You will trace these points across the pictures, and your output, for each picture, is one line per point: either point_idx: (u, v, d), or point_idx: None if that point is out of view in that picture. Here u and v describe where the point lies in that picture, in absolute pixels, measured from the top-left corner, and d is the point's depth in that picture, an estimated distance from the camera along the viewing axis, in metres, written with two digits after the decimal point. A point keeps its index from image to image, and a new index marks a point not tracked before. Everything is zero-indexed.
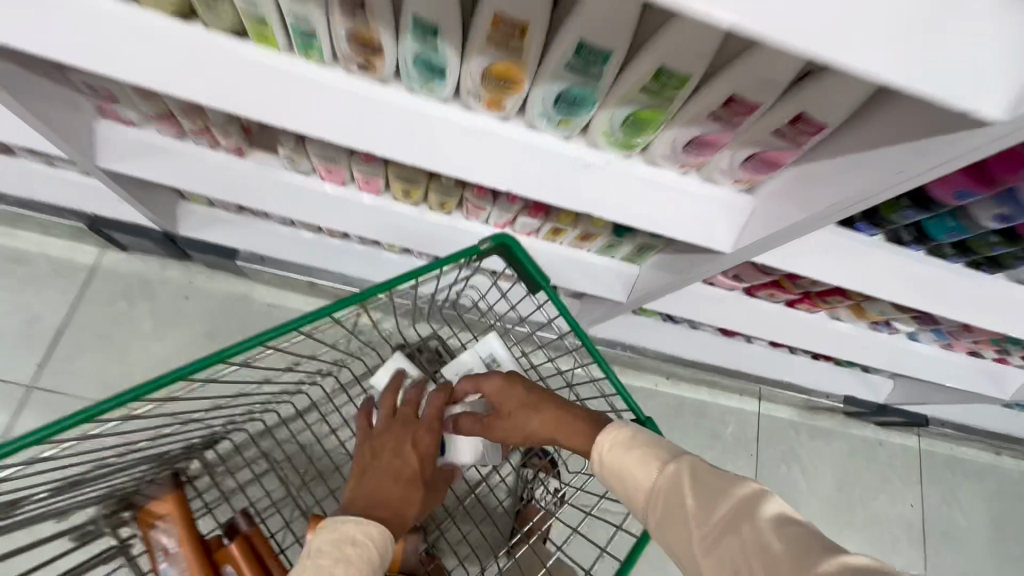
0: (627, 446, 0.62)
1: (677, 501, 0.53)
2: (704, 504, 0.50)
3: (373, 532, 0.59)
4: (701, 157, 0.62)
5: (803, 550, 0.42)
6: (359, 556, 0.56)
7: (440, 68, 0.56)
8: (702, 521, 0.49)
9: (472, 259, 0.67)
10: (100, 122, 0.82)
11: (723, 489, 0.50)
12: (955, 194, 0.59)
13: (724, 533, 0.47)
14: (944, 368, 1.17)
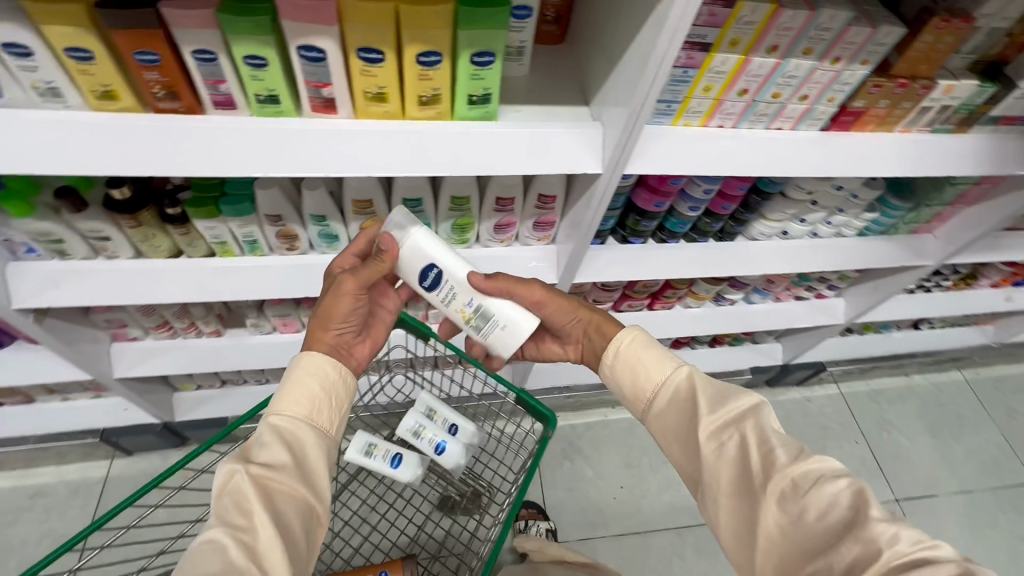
0: (651, 352, 0.78)
1: (689, 394, 0.71)
2: (709, 399, 0.69)
3: (307, 366, 0.71)
4: (509, 233, 1.01)
5: (780, 442, 0.61)
6: (297, 390, 0.69)
7: (334, 234, 0.93)
8: (708, 411, 0.67)
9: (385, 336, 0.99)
10: (112, 344, 1.14)
11: (727, 393, 0.69)
12: (656, 204, 1.00)
13: (717, 423, 0.66)
14: (784, 315, 1.53)
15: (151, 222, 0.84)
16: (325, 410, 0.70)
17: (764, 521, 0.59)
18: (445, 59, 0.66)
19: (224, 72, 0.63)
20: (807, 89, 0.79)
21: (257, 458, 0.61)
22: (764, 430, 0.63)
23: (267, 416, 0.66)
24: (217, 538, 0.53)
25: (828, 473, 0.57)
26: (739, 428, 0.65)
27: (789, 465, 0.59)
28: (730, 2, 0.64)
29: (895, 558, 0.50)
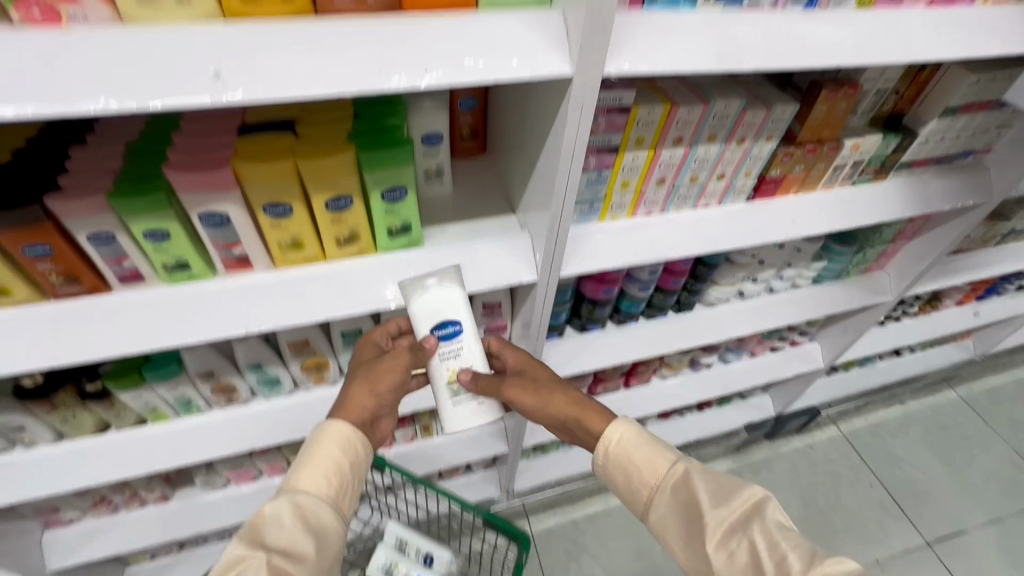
0: (642, 448, 0.68)
1: (690, 502, 0.62)
2: (709, 501, 0.60)
3: (335, 439, 0.65)
4: None
5: (793, 549, 0.54)
6: (320, 465, 0.63)
7: (275, 378, 0.88)
8: (713, 510, 0.59)
9: None
10: (44, 532, 1.01)
11: (726, 489, 0.61)
12: (605, 291, 0.99)
13: (727, 530, 0.58)
14: (763, 369, 1.49)
15: (71, 401, 0.78)
16: (347, 487, 0.65)
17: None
18: (356, 201, 0.66)
19: (125, 250, 0.61)
20: (722, 168, 0.80)
21: (275, 539, 0.55)
22: (775, 534, 0.55)
23: (284, 490, 0.60)
24: None
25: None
26: (747, 530, 0.57)
27: (805, 572, 0.52)
28: (624, 110, 0.66)
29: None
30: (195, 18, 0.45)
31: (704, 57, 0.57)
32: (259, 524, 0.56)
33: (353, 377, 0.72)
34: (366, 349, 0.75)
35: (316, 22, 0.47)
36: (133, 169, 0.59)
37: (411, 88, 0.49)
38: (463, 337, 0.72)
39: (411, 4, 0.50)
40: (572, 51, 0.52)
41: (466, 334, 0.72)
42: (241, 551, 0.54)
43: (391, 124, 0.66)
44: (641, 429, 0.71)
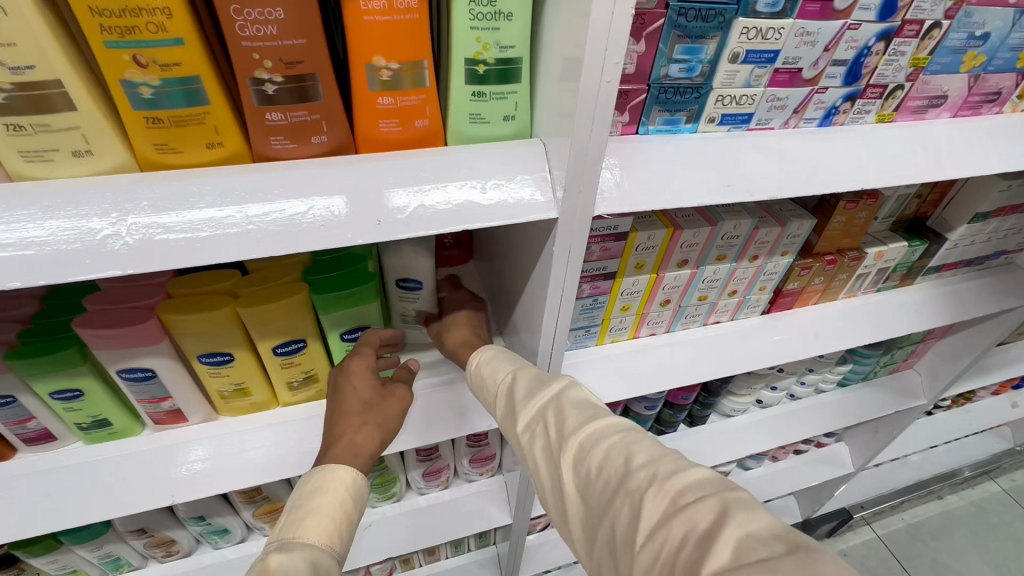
0: (489, 359, 0.57)
1: (506, 396, 0.53)
2: (522, 393, 0.51)
3: (348, 479, 0.50)
4: (443, 476, 0.85)
5: (578, 413, 0.45)
6: (331, 511, 0.48)
7: (224, 528, 0.75)
8: (522, 402, 0.50)
9: None
10: None
11: (542, 380, 0.51)
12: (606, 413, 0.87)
13: (532, 414, 0.48)
14: (787, 474, 1.35)
15: None
16: (351, 538, 0.49)
17: (571, 513, 0.42)
18: (310, 342, 0.58)
19: (30, 410, 0.51)
20: (734, 285, 0.72)
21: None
22: (571, 404, 0.46)
23: (285, 544, 0.45)
24: None
25: (612, 433, 0.42)
26: (550, 415, 0.47)
27: (575, 432, 0.43)
28: (620, 237, 0.58)
29: (661, 501, 0.35)
30: (100, 173, 0.37)
31: (710, 189, 0.49)
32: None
33: (353, 423, 0.53)
34: (360, 378, 0.55)
35: (246, 173, 0.39)
36: (49, 320, 0.51)
37: (359, 241, 0.41)
38: (421, 293, 0.65)
39: (366, 144, 0.43)
40: (556, 191, 0.44)
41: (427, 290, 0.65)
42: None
43: (355, 254, 0.59)
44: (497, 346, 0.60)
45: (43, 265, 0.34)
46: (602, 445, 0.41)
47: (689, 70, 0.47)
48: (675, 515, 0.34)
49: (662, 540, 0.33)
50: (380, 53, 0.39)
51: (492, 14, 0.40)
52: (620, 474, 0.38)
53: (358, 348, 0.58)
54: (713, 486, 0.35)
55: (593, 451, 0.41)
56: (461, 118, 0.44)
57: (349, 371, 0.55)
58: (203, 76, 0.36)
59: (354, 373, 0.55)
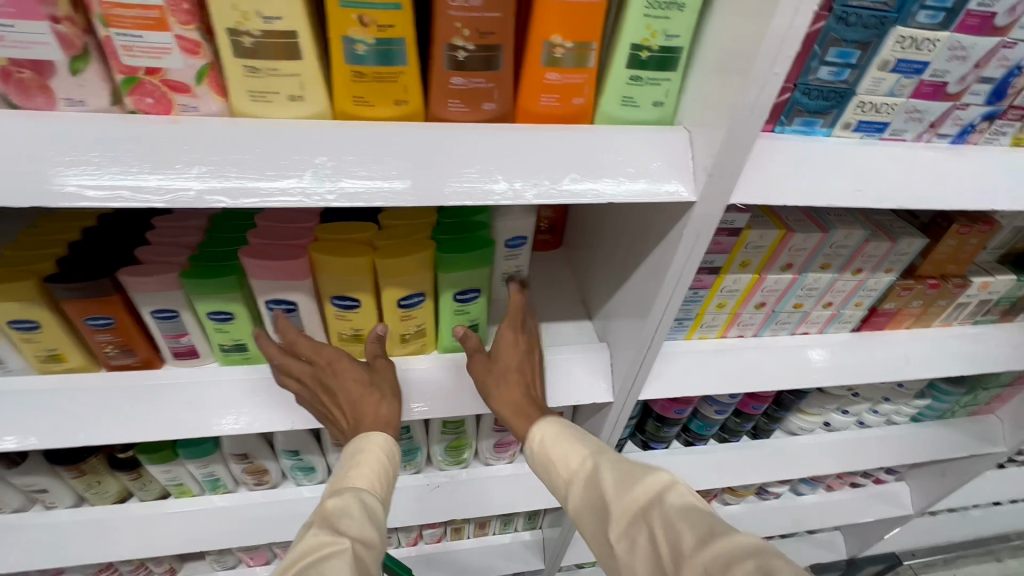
0: (558, 440, 0.57)
1: (597, 491, 0.50)
2: (616, 488, 0.49)
3: (383, 443, 0.55)
4: (510, 449, 0.89)
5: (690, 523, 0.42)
6: (374, 466, 0.53)
7: (310, 466, 0.81)
8: (619, 502, 0.47)
9: None
10: None
11: (634, 476, 0.49)
12: (677, 411, 0.89)
13: (632, 515, 0.46)
14: (840, 507, 1.31)
15: (99, 468, 0.74)
16: (390, 488, 0.54)
17: None
18: (427, 299, 0.62)
19: (187, 327, 0.58)
20: (830, 297, 0.72)
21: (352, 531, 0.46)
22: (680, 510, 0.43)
23: (339, 489, 0.50)
24: None
25: (739, 553, 0.38)
26: (658, 522, 0.44)
27: (694, 551, 0.40)
28: (735, 232, 0.60)
29: None
30: (303, 117, 0.42)
31: (839, 193, 0.51)
32: (334, 516, 0.46)
33: (363, 402, 0.56)
34: (345, 369, 0.57)
35: (425, 130, 0.43)
36: (211, 248, 0.57)
37: (514, 204, 0.44)
38: (522, 250, 0.72)
39: (524, 115, 0.47)
40: (698, 176, 0.46)
41: (528, 244, 0.71)
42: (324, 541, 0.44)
43: (477, 222, 0.63)
44: (566, 423, 0.60)
45: (260, 192, 0.40)
46: (733, 563, 0.38)
47: (838, 73, 0.48)
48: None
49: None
50: (559, 32, 0.43)
51: (666, 3, 0.42)
52: None
53: (318, 350, 0.57)
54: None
55: (721, 569, 0.38)
56: (613, 100, 0.47)
57: (329, 369, 0.57)
58: (408, 39, 0.40)
59: (335, 370, 0.57)
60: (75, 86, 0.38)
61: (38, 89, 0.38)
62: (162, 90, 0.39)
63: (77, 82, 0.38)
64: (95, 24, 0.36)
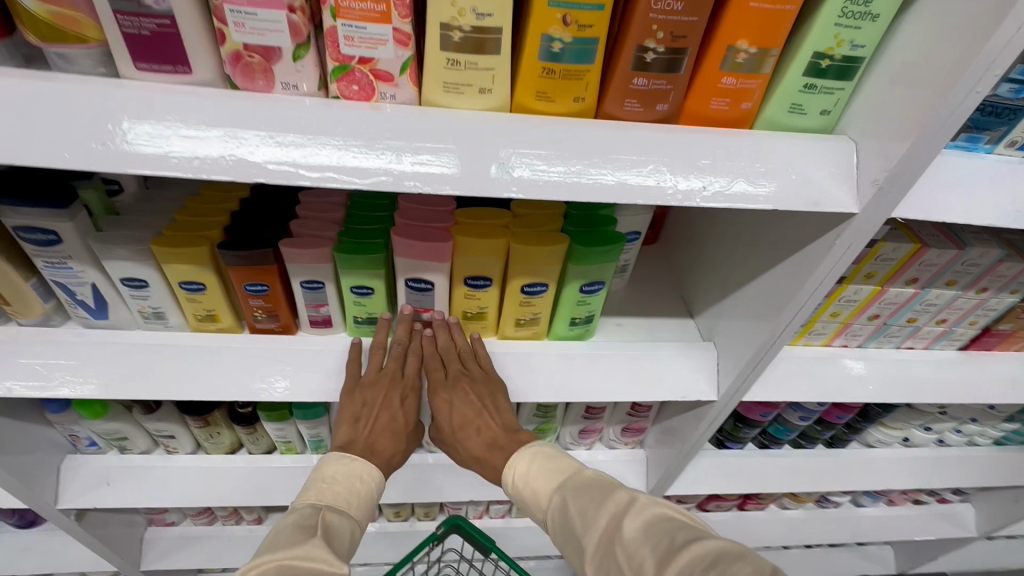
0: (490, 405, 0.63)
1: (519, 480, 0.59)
2: (542, 478, 0.57)
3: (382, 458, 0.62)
4: (593, 436, 0.91)
5: (599, 497, 0.51)
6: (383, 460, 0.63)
7: None
8: (542, 481, 0.57)
9: (434, 543, 0.88)
10: (147, 527, 1.04)
11: (552, 461, 0.59)
12: (761, 413, 0.89)
13: (548, 499, 0.56)
14: (901, 523, 1.29)
15: (220, 421, 0.79)
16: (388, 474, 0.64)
17: None
18: (550, 288, 0.63)
19: (328, 298, 0.61)
20: (946, 314, 0.70)
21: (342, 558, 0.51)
22: (589, 488, 0.53)
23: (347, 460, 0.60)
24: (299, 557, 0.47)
25: (625, 507, 0.48)
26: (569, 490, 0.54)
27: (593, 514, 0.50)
28: (870, 244, 0.59)
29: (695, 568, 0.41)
30: (488, 109, 0.44)
31: (1001, 213, 0.49)
32: (329, 536, 0.52)
33: (386, 438, 0.63)
34: (388, 387, 0.62)
35: (603, 128, 0.44)
36: (357, 225, 0.60)
37: (680, 205, 0.46)
38: (634, 244, 0.73)
39: (691, 117, 0.47)
40: (864, 188, 0.47)
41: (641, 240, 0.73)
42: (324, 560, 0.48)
43: (605, 216, 0.64)
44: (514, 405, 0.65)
45: (453, 181, 0.42)
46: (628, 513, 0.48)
47: (1018, 91, 0.48)
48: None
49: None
50: (745, 38, 0.43)
51: (860, 13, 0.42)
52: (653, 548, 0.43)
53: (365, 374, 0.62)
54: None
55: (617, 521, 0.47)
56: (781, 107, 0.47)
57: (387, 402, 0.63)
58: (602, 39, 0.42)
59: (388, 403, 0.63)
60: (293, 71, 0.41)
61: (261, 73, 0.41)
62: (369, 78, 0.42)
63: (297, 67, 0.41)
64: (324, 15, 0.39)
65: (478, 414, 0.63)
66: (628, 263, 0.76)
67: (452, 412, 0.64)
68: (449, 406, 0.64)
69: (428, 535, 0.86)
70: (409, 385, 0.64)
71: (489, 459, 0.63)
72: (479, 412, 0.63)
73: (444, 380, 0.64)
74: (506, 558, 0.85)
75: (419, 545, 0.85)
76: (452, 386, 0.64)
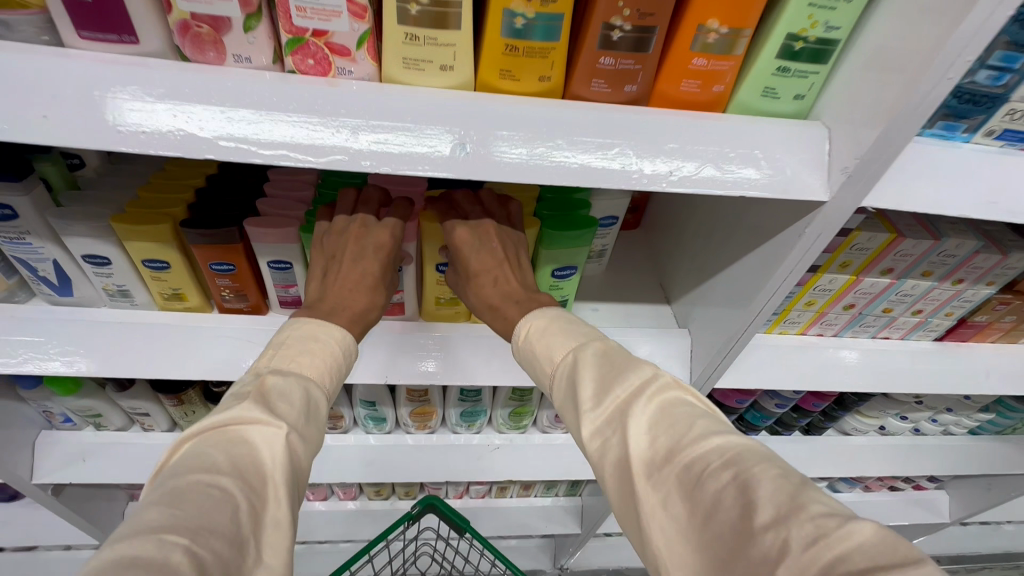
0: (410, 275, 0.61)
1: (532, 347, 0.52)
2: (559, 347, 0.50)
3: (337, 337, 0.50)
4: None
5: (563, 338, 0.50)
6: (334, 329, 0.51)
7: (382, 417, 0.86)
8: (556, 349, 0.50)
9: (410, 521, 0.88)
10: (129, 504, 1.04)
11: (569, 331, 0.51)
12: (737, 401, 0.89)
13: (562, 360, 0.49)
14: (876, 508, 1.31)
15: (195, 399, 0.79)
16: (350, 349, 0.52)
17: (607, 472, 0.41)
18: None
19: (296, 279, 0.60)
20: (922, 304, 0.70)
21: (288, 418, 0.40)
22: (557, 326, 0.52)
23: (306, 329, 0.49)
24: (207, 448, 0.35)
25: (658, 395, 0.41)
26: (581, 363, 0.47)
27: (612, 391, 0.42)
28: (844, 233, 0.58)
29: (722, 473, 0.34)
30: (450, 87, 0.43)
31: (974, 202, 0.48)
32: (265, 397, 0.41)
33: (357, 290, 0.55)
34: (356, 243, 0.54)
35: (568, 108, 0.43)
36: (325, 204, 0.59)
37: (647, 189, 0.44)
38: (611, 228, 0.72)
39: (661, 99, 0.46)
40: (834, 175, 0.46)
41: (618, 225, 0.72)
42: (247, 420, 0.38)
43: (579, 199, 0.63)
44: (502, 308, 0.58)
45: (409, 160, 0.41)
46: (654, 397, 0.41)
47: (996, 78, 0.47)
48: (697, 490, 0.35)
49: (675, 512, 0.35)
50: (716, 17, 0.42)
51: None
52: (675, 438, 0.37)
53: (337, 228, 0.55)
54: (791, 488, 0.32)
55: (638, 403, 0.40)
56: (753, 90, 0.46)
57: (347, 261, 0.55)
58: (567, 15, 0.40)
59: (352, 260, 0.55)
60: (245, 43, 0.39)
61: (212, 44, 0.39)
62: (324, 52, 0.40)
63: (249, 39, 0.39)
64: None
65: (499, 265, 0.57)
66: (605, 248, 0.76)
67: (359, 270, 0.55)
68: (354, 268, 0.55)
69: (403, 514, 0.86)
70: (382, 239, 0.55)
71: (501, 308, 0.56)
72: (383, 272, 0.56)
73: (351, 243, 0.55)
74: (482, 540, 0.86)
75: (394, 524, 0.85)
76: (364, 248, 0.55)
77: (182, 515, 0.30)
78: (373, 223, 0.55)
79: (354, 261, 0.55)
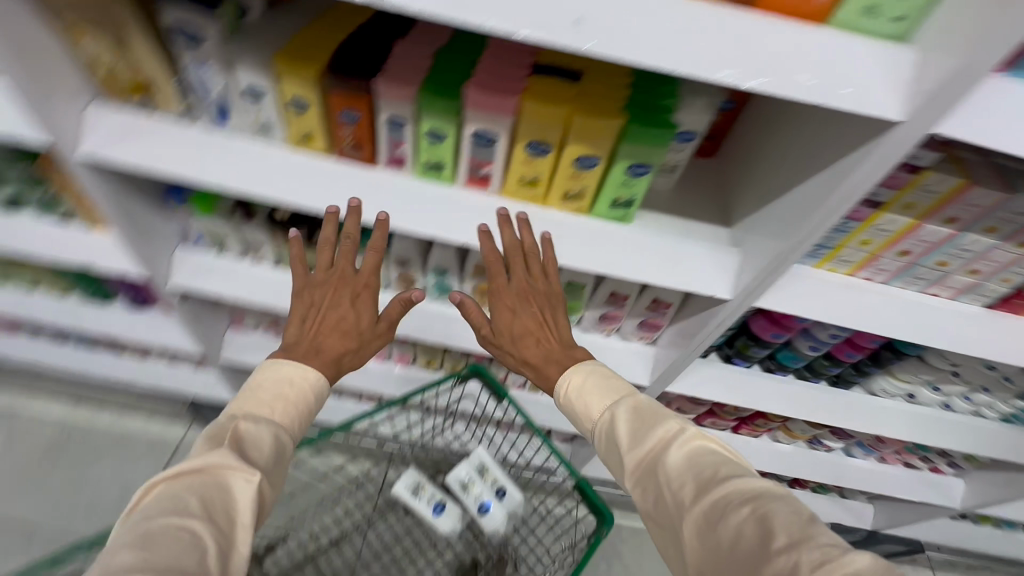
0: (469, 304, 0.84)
1: (583, 407, 0.73)
2: (604, 405, 0.70)
3: (296, 381, 0.67)
4: (612, 325, 1.00)
5: (601, 397, 0.71)
6: (288, 386, 0.66)
7: (448, 288, 0.97)
8: (604, 406, 0.70)
9: (458, 381, 1.02)
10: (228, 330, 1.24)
11: (612, 390, 0.71)
12: (773, 335, 0.94)
13: (603, 415, 0.70)
14: (886, 479, 1.36)
15: (301, 239, 0.93)
16: (297, 406, 0.66)
17: (653, 502, 0.59)
18: (601, 163, 0.69)
19: (406, 136, 0.70)
20: (979, 264, 0.72)
21: (258, 464, 0.54)
22: (593, 386, 0.73)
23: (256, 388, 0.64)
24: (182, 490, 0.47)
25: (686, 447, 0.58)
26: (624, 418, 0.66)
27: (649, 442, 0.61)
28: (914, 168, 0.62)
29: (739, 504, 0.50)
30: None
31: None
32: (240, 445, 0.54)
33: (326, 333, 0.76)
34: (336, 287, 0.78)
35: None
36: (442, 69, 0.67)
37: (734, 87, 0.49)
38: (687, 145, 0.77)
39: (766, 4, 0.50)
40: (915, 99, 0.49)
41: (694, 142, 0.76)
42: (228, 467, 0.49)
43: (666, 105, 0.68)
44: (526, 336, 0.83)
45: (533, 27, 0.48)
46: (687, 446, 0.58)
47: None
48: (721, 525, 0.50)
49: (709, 539, 0.51)
50: None
51: None
52: (704, 479, 0.54)
53: (340, 282, 0.78)
54: (800, 522, 0.47)
55: (675, 452, 0.58)
56: (856, 6, 0.49)
57: (314, 308, 0.77)
58: None
59: (321, 307, 0.77)
60: None
61: None
62: None
63: None
64: None
65: (539, 327, 0.82)
66: (677, 164, 0.80)
67: (347, 312, 0.78)
68: (340, 312, 0.77)
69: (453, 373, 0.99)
70: (359, 283, 0.78)
71: (543, 366, 0.80)
72: (355, 309, 0.78)
73: (334, 288, 0.78)
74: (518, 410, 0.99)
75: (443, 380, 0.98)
76: (329, 293, 0.78)
77: (152, 557, 0.42)
78: (351, 275, 0.79)
79: (349, 300, 0.78)
